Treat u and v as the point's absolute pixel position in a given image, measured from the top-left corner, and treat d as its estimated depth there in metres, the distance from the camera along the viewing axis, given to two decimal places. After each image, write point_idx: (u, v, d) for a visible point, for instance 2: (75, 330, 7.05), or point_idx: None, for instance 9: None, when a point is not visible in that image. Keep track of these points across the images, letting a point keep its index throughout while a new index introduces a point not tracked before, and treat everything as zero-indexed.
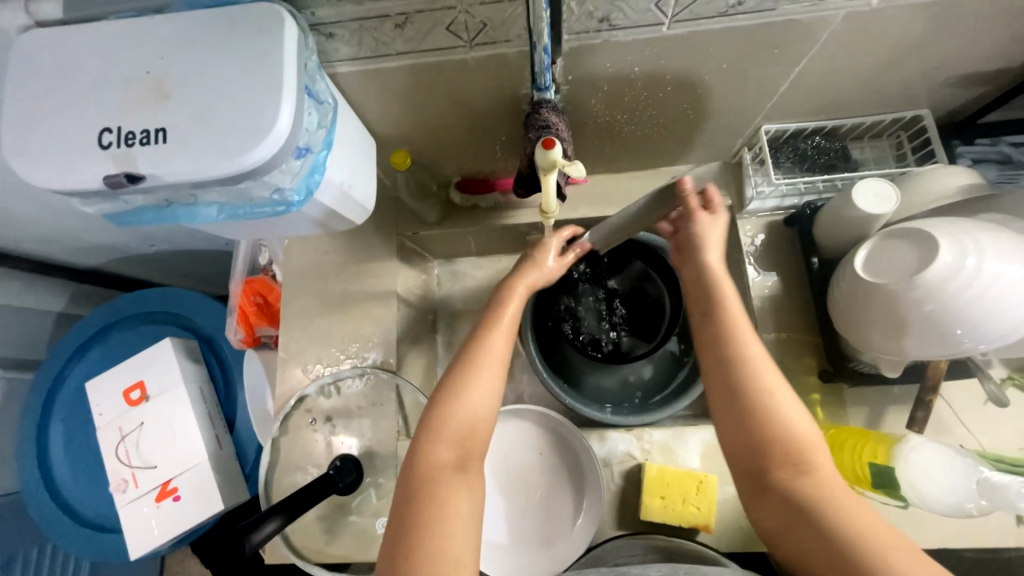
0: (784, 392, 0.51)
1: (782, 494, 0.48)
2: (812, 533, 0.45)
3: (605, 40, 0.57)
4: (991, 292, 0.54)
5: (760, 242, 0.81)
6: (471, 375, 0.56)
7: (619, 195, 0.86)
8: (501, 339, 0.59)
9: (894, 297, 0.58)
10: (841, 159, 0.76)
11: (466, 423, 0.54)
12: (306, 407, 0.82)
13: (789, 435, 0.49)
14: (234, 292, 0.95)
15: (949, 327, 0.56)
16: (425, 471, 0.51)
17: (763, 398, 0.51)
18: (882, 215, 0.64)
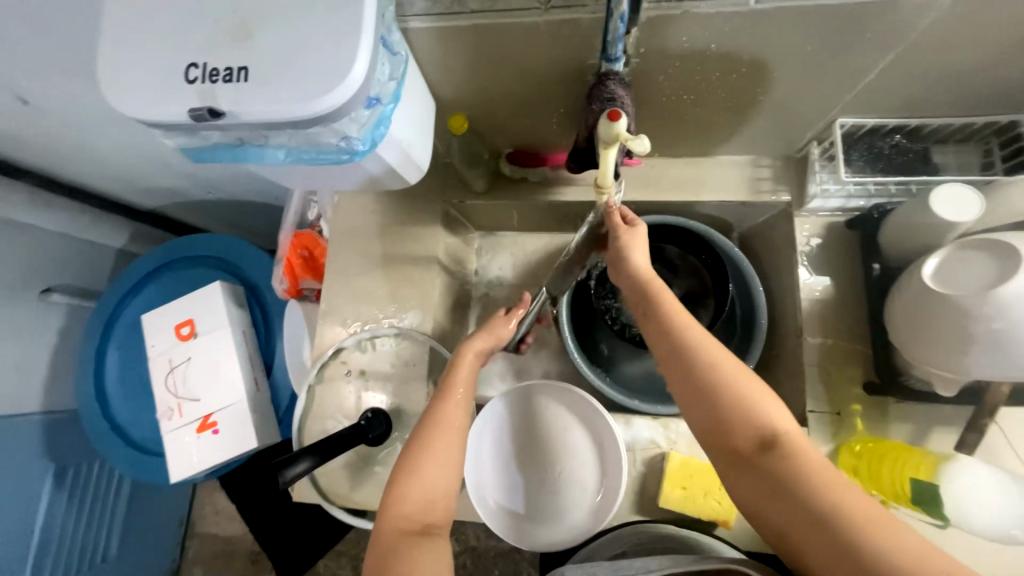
0: (742, 378, 0.53)
1: (757, 472, 0.50)
2: (792, 511, 0.47)
3: (684, 11, 0.54)
4: None
5: (816, 244, 0.78)
6: (425, 451, 0.59)
7: (672, 181, 0.84)
8: (454, 411, 0.63)
9: (962, 311, 0.55)
10: (919, 162, 0.72)
11: (423, 497, 0.57)
12: (342, 359, 0.85)
13: (751, 417, 0.51)
14: (282, 244, 0.99)
15: (1020, 348, 0.53)
16: (391, 537, 0.55)
17: (718, 385, 0.53)
18: (960, 224, 0.60)
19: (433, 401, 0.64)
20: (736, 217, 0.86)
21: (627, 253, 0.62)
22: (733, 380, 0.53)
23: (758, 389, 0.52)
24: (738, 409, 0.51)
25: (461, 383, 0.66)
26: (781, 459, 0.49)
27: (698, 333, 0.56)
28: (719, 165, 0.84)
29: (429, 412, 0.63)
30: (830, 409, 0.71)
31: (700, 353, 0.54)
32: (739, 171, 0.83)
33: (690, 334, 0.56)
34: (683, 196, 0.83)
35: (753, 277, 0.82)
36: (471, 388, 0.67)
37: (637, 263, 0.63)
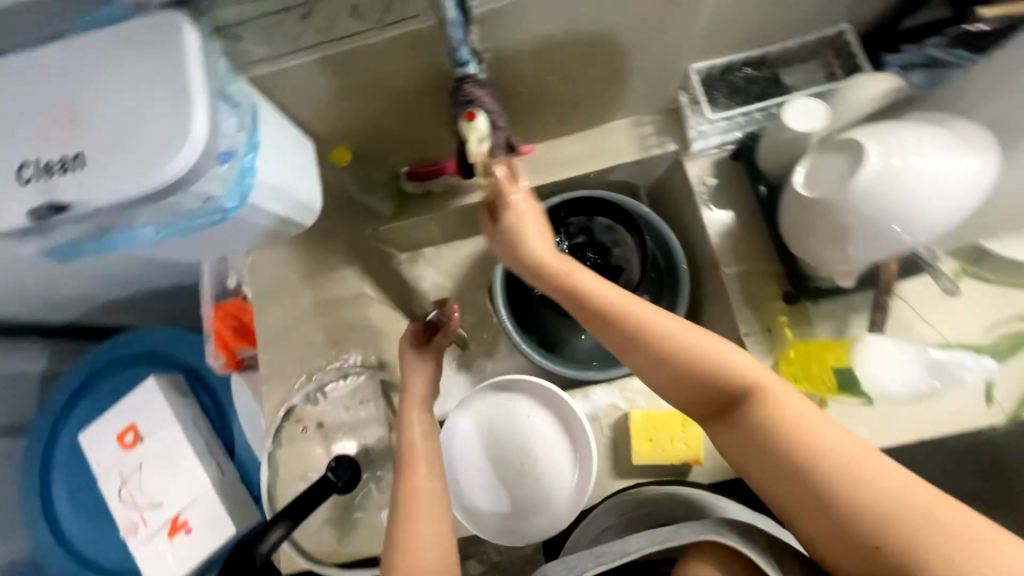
0: (708, 344, 0.54)
1: (736, 427, 0.53)
2: (767, 461, 0.50)
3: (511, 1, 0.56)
4: (922, 185, 0.56)
5: (710, 182, 0.82)
6: (407, 539, 0.59)
7: (568, 158, 0.87)
8: (423, 478, 0.63)
9: (834, 208, 0.60)
10: (772, 86, 0.77)
11: None
12: (297, 418, 0.83)
13: (719, 380, 0.53)
14: (207, 319, 0.95)
15: (888, 226, 0.58)
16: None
17: (679, 360, 0.54)
18: (813, 132, 0.66)
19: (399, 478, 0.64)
20: (637, 176, 0.91)
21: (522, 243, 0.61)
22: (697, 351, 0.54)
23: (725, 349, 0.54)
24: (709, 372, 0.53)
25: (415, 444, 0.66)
26: (758, 413, 0.51)
27: (650, 316, 0.56)
28: (605, 133, 0.87)
29: (402, 487, 0.63)
30: (761, 328, 0.76)
31: (660, 337, 0.55)
32: (624, 134, 0.87)
33: (641, 320, 0.56)
34: (581, 169, 0.87)
35: (663, 228, 0.87)
36: (431, 444, 0.68)
37: (574, 265, 0.60)
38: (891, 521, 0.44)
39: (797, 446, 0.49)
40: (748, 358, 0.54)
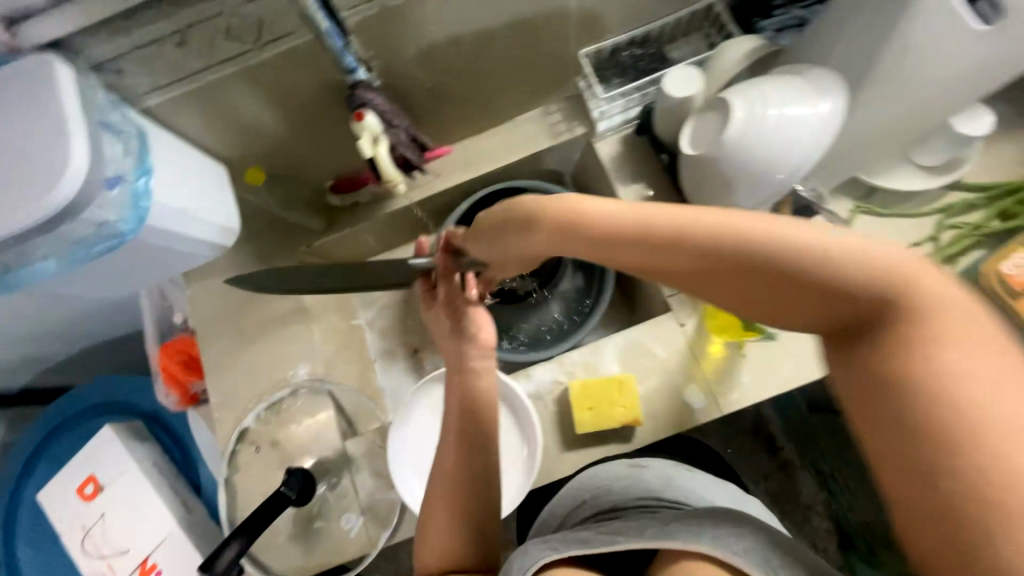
0: (829, 252, 0.37)
1: (856, 357, 0.37)
2: (898, 407, 0.34)
3: (380, 8, 0.59)
4: (783, 129, 0.61)
5: (619, 158, 0.86)
6: (433, 507, 0.62)
7: (486, 154, 0.91)
8: (450, 455, 0.63)
9: (716, 162, 0.65)
10: (658, 61, 0.83)
11: (437, 553, 0.60)
12: (252, 441, 0.84)
13: (842, 296, 0.37)
14: (154, 358, 0.95)
15: (764, 172, 0.63)
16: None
17: (779, 269, 0.38)
18: (692, 96, 0.71)
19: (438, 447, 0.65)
20: (554, 162, 0.95)
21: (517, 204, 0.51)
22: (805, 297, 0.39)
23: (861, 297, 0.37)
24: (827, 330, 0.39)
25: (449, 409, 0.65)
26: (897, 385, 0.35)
27: (742, 220, 0.40)
28: (516, 125, 0.92)
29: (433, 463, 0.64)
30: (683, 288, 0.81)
31: (752, 244, 0.39)
32: (535, 125, 0.91)
33: (726, 226, 0.40)
34: (499, 162, 0.91)
35: None
36: (462, 412, 0.64)
37: (606, 201, 0.46)
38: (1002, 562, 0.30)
39: (951, 394, 0.33)
40: (912, 269, 0.36)
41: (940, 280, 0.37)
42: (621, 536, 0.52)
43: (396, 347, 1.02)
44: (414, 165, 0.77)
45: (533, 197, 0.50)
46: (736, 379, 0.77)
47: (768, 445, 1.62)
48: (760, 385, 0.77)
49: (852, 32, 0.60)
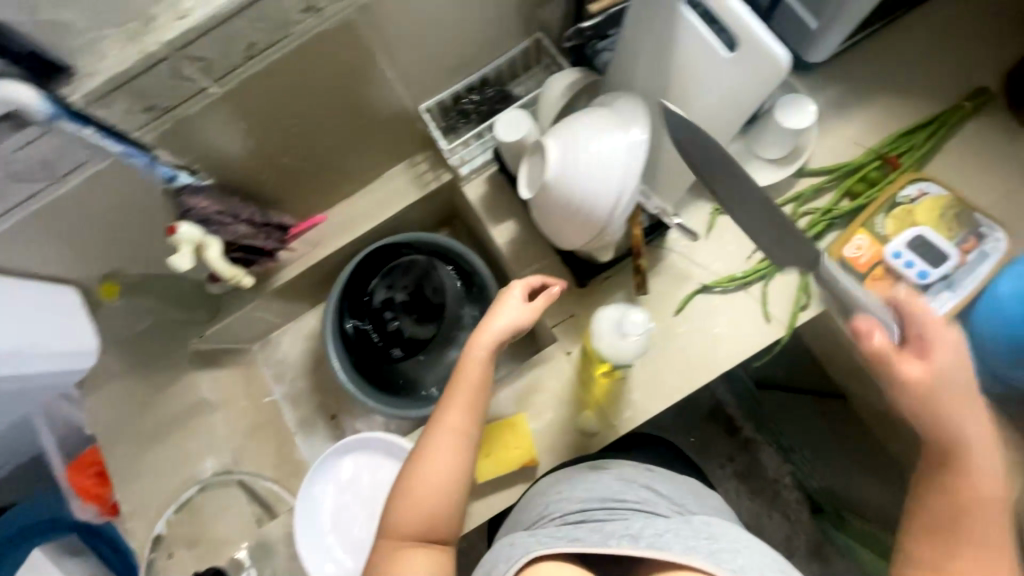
0: (971, 425, 0.55)
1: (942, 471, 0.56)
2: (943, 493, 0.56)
3: (174, 120, 0.57)
4: (591, 158, 0.62)
5: (487, 199, 0.87)
6: (427, 451, 0.67)
7: (359, 214, 0.92)
8: (454, 415, 0.68)
9: (549, 199, 0.65)
10: (501, 100, 0.84)
11: (422, 498, 0.65)
12: (167, 547, 0.82)
13: (965, 439, 0.56)
14: (65, 478, 0.93)
15: (592, 197, 0.63)
16: (394, 555, 0.64)
17: (954, 439, 0.56)
18: (524, 134, 0.72)
19: (440, 408, 0.69)
20: (431, 208, 0.97)
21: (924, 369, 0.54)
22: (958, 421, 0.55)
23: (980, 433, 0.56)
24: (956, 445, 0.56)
25: (464, 381, 0.68)
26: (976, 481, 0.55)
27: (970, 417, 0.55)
28: (386, 181, 0.92)
29: (434, 426, 0.68)
30: (565, 316, 0.82)
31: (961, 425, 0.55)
32: (403, 179, 0.92)
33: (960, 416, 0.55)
34: (375, 221, 0.92)
35: (467, 254, 0.94)
36: (476, 395, 0.68)
37: (954, 352, 0.54)
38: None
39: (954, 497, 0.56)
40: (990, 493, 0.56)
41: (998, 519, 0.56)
42: (617, 543, 0.61)
43: (313, 415, 1.02)
44: (261, 258, 0.77)
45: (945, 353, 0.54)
46: (625, 399, 0.79)
47: (728, 424, 1.32)
48: (648, 402, 0.79)
49: (646, 54, 0.62)
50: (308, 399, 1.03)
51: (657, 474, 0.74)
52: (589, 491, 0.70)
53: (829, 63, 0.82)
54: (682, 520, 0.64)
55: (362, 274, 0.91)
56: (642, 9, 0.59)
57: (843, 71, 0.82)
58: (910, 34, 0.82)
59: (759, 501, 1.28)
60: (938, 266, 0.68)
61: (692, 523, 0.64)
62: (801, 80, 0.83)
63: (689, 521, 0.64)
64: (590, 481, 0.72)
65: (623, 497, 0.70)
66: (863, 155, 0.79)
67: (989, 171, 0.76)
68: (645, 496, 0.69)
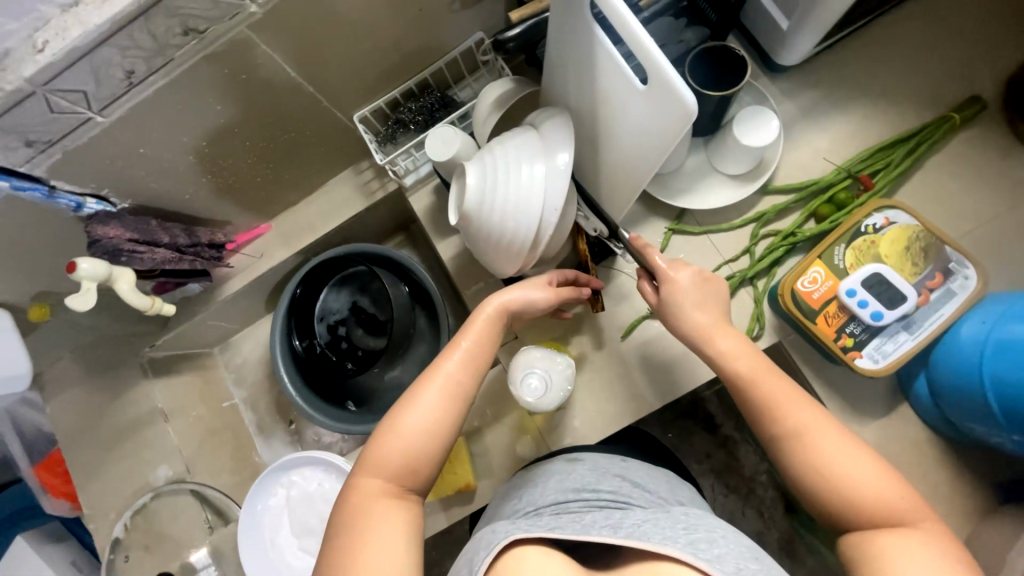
0: (734, 351, 0.57)
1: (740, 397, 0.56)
2: (759, 422, 0.55)
3: (64, 151, 0.56)
4: (515, 181, 0.58)
5: (431, 211, 0.83)
6: (416, 397, 0.56)
7: (306, 224, 0.89)
8: (452, 362, 0.58)
9: (475, 224, 0.60)
10: (441, 106, 0.79)
11: (403, 451, 0.54)
12: (124, 550, 0.85)
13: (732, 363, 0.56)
14: (33, 477, 0.96)
15: (519, 220, 0.58)
16: (360, 502, 0.52)
17: (730, 367, 0.56)
18: (451, 157, 0.67)
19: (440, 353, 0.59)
20: (382, 216, 0.93)
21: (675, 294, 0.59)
22: (731, 348, 0.57)
23: (753, 357, 0.56)
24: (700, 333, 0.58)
25: (472, 333, 0.60)
26: (751, 395, 0.55)
27: (741, 354, 0.57)
28: (332, 190, 0.89)
29: (431, 369, 0.58)
30: (509, 338, 0.79)
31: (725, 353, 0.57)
32: (348, 186, 0.88)
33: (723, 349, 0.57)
34: (321, 231, 0.89)
35: (412, 264, 0.91)
36: (479, 348, 0.59)
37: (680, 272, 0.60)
38: (881, 516, 0.48)
39: (771, 419, 0.54)
40: (799, 411, 0.53)
41: (830, 428, 0.52)
42: (597, 530, 0.55)
43: (273, 419, 1.04)
44: (187, 279, 0.79)
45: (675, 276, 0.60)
46: (566, 426, 0.76)
47: (707, 422, 1.21)
48: (589, 429, 0.76)
49: (573, 72, 0.57)
50: (269, 402, 1.04)
51: (633, 465, 0.69)
52: (564, 483, 0.66)
53: (799, 69, 0.75)
54: (660, 513, 0.60)
55: (303, 290, 0.89)
56: (565, 19, 0.53)
57: (814, 76, 0.75)
58: (890, 36, 0.74)
59: (734, 498, 1.19)
60: (894, 309, 0.62)
61: (670, 514, 0.59)
62: (770, 85, 0.76)
63: (668, 513, 0.59)
64: (567, 471, 0.67)
65: (598, 489, 0.64)
66: (834, 171, 0.72)
67: (964, 191, 0.70)
68: (620, 487, 0.64)
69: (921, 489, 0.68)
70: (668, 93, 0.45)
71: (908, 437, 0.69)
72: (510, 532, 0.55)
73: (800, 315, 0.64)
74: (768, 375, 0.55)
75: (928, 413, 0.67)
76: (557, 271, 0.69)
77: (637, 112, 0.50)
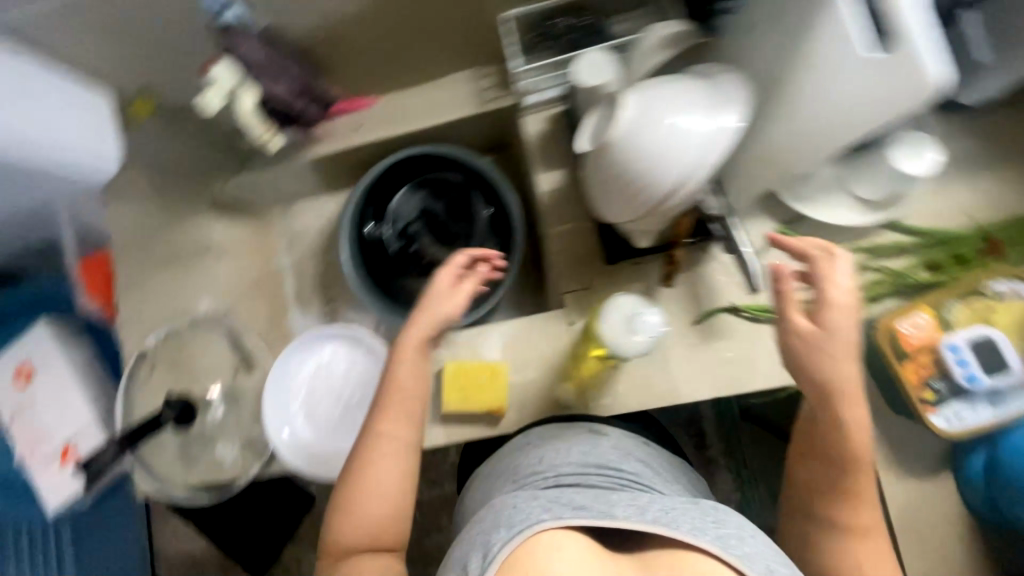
0: (854, 397, 0.58)
1: (829, 435, 0.59)
2: (827, 464, 0.61)
3: None
4: (675, 127, 0.54)
5: (543, 136, 0.80)
6: (368, 466, 0.63)
7: (412, 109, 0.86)
8: (394, 422, 0.64)
9: (610, 159, 0.58)
10: (589, 35, 0.76)
11: (365, 517, 0.62)
12: (149, 362, 0.86)
13: (846, 403, 0.58)
14: (76, 269, 0.98)
15: (663, 168, 0.55)
16: (341, 561, 0.61)
17: (842, 405, 0.58)
18: (602, 83, 0.64)
19: (376, 413, 0.65)
20: (486, 129, 0.90)
21: (827, 328, 0.57)
22: (853, 395, 0.58)
23: (861, 410, 0.58)
24: (799, 367, 0.58)
25: (401, 385, 0.65)
26: (849, 440, 0.59)
27: (853, 400, 0.58)
28: (447, 84, 0.86)
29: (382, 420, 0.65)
30: (582, 286, 0.78)
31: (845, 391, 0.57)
32: (465, 86, 0.85)
33: (845, 389, 0.57)
34: (426, 121, 0.86)
35: (503, 186, 0.89)
36: (416, 399, 0.66)
37: (838, 289, 0.57)
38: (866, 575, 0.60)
39: (844, 462, 0.60)
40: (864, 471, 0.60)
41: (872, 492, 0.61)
42: (621, 512, 0.55)
43: (313, 294, 1.04)
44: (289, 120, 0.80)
45: (834, 298, 0.57)
46: (610, 387, 0.76)
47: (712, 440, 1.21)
48: (633, 398, 0.76)
49: (769, 36, 0.56)
50: (314, 277, 1.04)
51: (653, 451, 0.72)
52: (587, 456, 0.66)
53: (967, 110, 0.71)
54: (691, 503, 0.59)
55: (389, 183, 0.92)
56: None
57: (977, 123, 0.72)
58: None
59: None
60: (990, 376, 0.61)
61: (701, 506, 0.58)
62: (932, 118, 0.72)
63: (698, 504, 0.59)
64: (590, 444, 0.68)
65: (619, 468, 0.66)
66: (967, 229, 0.69)
67: None
68: (641, 471, 0.66)
69: (940, 557, 0.67)
70: (908, 67, 0.46)
71: (945, 505, 0.68)
72: (541, 518, 0.53)
73: (892, 355, 0.63)
74: (864, 429, 0.59)
75: (973, 495, 0.66)
76: (454, 257, 0.69)
77: (844, 87, 0.51)
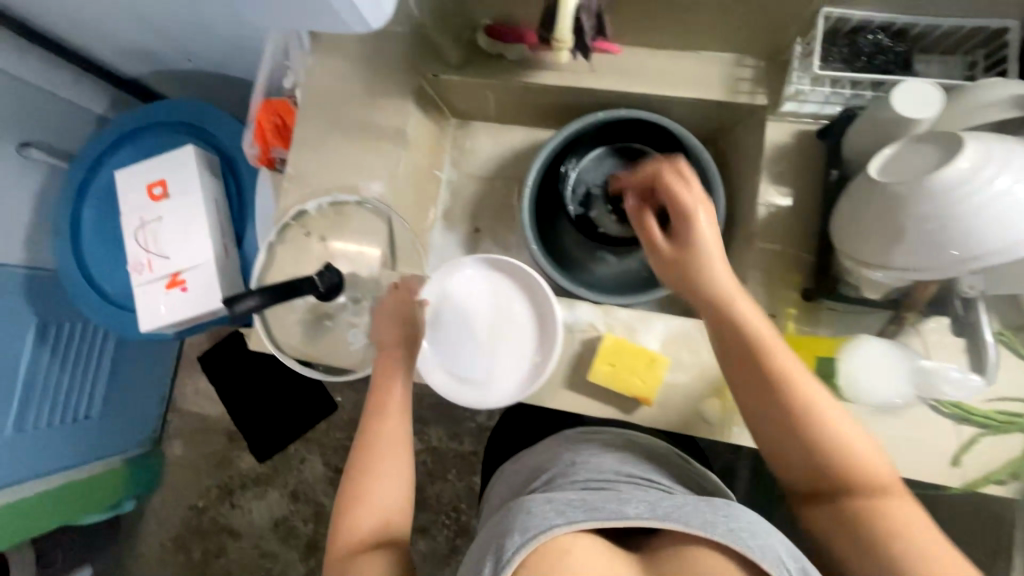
0: (793, 370, 0.60)
1: (796, 429, 0.59)
2: (811, 465, 0.59)
3: None
4: (1007, 199, 0.51)
5: (786, 150, 0.77)
6: (370, 475, 0.69)
7: (656, 73, 0.82)
8: (394, 423, 0.72)
9: (914, 204, 0.55)
10: (899, 65, 0.71)
11: (373, 514, 0.67)
12: (306, 225, 0.85)
13: (794, 384, 0.59)
14: (254, 108, 0.96)
15: (969, 235, 0.53)
16: (346, 560, 0.65)
17: (779, 378, 0.60)
18: (919, 120, 0.60)
19: (366, 425, 0.73)
20: (713, 121, 0.86)
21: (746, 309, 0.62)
22: (791, 366, 0.60)
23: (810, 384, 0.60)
24: (736, 349, 0.62)
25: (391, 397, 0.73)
26: (812, 431, 0.59)
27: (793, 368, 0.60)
28: (701, 61, 0.81)
29: (370, 432, 0.72)
30: (768, 310, 0.75)
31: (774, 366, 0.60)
32: (720, 69, 0.81)
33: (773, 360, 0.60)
34: (666, 91, 0.81)
35: (716, 186, 0.82)
36: (406, 403, 0.74)
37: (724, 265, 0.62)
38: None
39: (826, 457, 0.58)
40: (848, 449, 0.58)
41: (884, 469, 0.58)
42: (634, 511, 0.53)
43: (461, 217, 1.02)
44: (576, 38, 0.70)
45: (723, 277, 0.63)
46: None
47: None
48: None
49: None
50: (468, 200, 1.03)
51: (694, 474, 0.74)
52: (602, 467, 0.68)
53: None
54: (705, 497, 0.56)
55: (607, 135, 0.89)
56: None
57: None
58: None
59: None
60: None
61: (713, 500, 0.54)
62: None
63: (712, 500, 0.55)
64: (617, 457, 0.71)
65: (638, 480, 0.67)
66: None
67: None
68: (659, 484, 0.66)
69: None
70: None
71: None
72: (553, 521, 0.51)
73: None
74: (831, 416, 0.59)
75: None
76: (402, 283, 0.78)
77: None
